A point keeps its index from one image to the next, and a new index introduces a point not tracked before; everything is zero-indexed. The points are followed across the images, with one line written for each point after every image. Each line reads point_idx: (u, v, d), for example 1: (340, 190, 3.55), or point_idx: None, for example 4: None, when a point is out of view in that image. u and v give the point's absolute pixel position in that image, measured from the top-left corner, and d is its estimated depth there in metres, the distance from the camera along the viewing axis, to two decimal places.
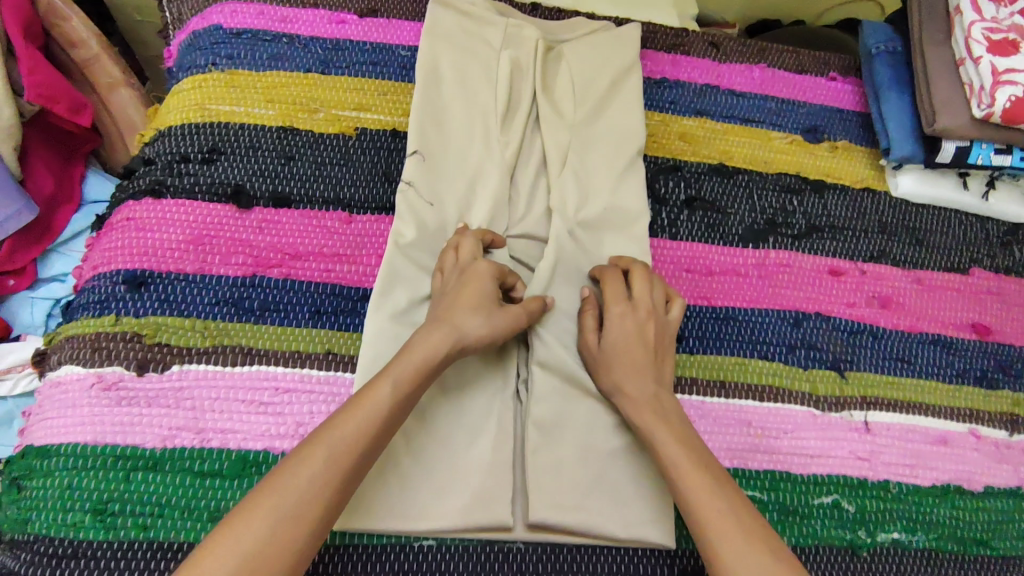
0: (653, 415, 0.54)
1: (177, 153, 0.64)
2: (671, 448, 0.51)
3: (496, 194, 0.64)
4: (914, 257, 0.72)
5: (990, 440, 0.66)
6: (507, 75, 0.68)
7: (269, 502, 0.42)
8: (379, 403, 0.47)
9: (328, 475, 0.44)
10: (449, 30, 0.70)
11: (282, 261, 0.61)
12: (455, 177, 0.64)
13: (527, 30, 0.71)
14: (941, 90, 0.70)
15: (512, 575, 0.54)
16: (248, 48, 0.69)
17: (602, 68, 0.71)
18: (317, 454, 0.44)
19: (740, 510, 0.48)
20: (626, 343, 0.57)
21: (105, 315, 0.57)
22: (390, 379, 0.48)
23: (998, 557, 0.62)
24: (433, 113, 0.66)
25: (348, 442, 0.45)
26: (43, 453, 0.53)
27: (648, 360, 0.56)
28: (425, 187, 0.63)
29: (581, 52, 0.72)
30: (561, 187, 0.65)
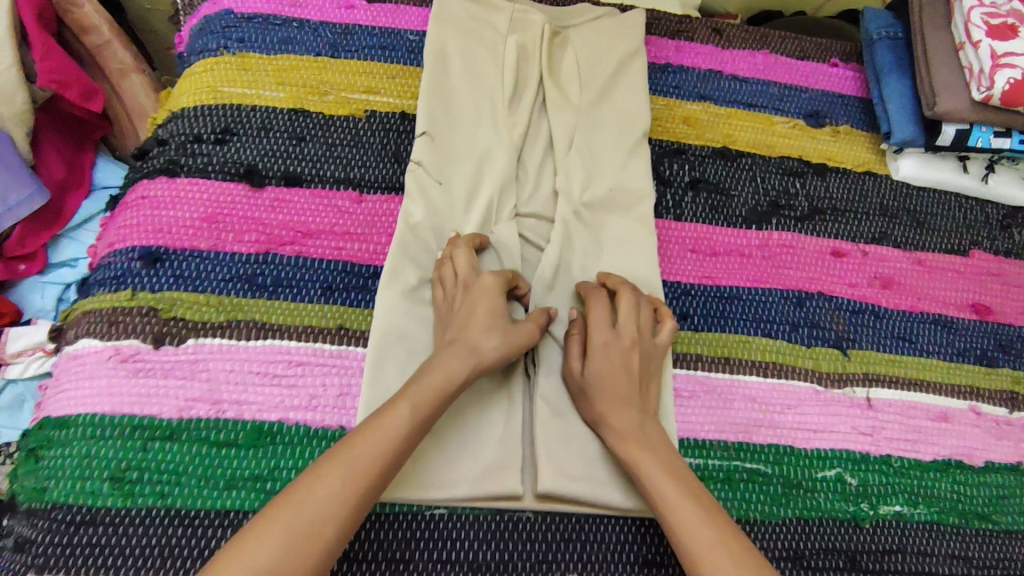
0: (639, 446, 0.53)
1: (190, 134, 0.65)
2: (655, 480, 0.51)
3: (503, 175, 0.65)
4: (914, 239, 0.73)
5: (990, 416, 0.67)
6: (514, 60, 0.69)
7: (283, 521, 0.42)
8: (398, 424, 0.48)
9: (347, 491, 0.45)
10: (456, 15, 0.71)
11: (294, 238, 0.62)
12: (462, 161, 0.65)
13: (534, 15, 0.72)
14: (941, 74, 0.71)
15: (521, 543, 0.55)
16: (259, 33, 0.70)
17: (608, 53, 0.72)
18: (335, 473, 0.45)
19: (733, 542, 0.48)
20: (610, 375, 0.55)
21: (122, 290, 0.58)
22: (409, 402, 0.49)
23: (1000, 530, 0.63)
24: (441, 98, 0.67)
25: (367, 461, 0.46)
26: (60, 424, 0.54)
27: (633, 391, 0.55)
28: (435, 167, 0.64)
29: (587, 37, 0.73)
30: (567, 169, 0.66)
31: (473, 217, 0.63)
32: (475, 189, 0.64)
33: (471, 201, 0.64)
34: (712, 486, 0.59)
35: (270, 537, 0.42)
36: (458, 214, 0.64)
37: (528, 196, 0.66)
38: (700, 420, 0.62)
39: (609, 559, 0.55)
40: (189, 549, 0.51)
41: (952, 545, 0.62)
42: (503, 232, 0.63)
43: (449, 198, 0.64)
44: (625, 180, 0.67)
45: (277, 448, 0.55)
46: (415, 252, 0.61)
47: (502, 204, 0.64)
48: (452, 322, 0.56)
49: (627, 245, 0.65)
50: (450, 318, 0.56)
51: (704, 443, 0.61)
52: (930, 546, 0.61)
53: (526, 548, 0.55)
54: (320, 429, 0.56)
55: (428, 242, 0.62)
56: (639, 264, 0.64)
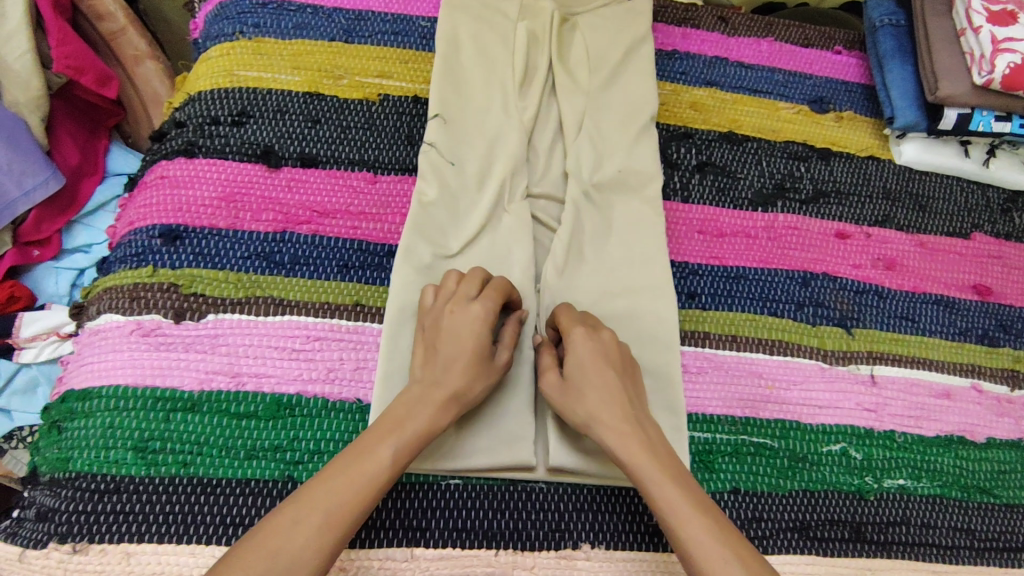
0: (639, 444, 0.50)
1: (207, 116, 0.66)
2: (655, 483, 0.48)
3: (514, 158, 0.66)
4: (917, 221, 0.75)
5: (991, 394, 0.69)
6: (524, 45, 0.70)
7: (269, 554, 0.41)
8: (381, 463, 0.47)
9: (329, 522, 0.44)
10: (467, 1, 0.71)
11: (311, 218, 0.63)
12: (472, 147, 0.66)
13: (544, 2, 0.72)
14: (943, 59, 0.72)
15: (534, 513, 0.56)
16: (274, 18, 0.71)
17: (617, 38, 0.73)
18: (317, 504, 0.44)
19: (746, 560, 0.44)
20: (591, 364, 0.53)
21: (143, 266, 0.60)
22: (391, 443, 0.48)
23: (1001, 504, 0.65)
24: (452, 85, 0.68)
25: (347, 501, 0.45)
26: (84, 396, 0.56)
27: (619, 385, 0.53)
28: (447, 148, 0.65)
29: (596, 22, 0.74)
30: (576, 151, 0.67)
31: (484, 200, 0.64)
32: (485, 176, 0.65)
33: (482, 185, 0.65)
34: (719, 458, 0.61)
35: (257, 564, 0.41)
36: (467, 200, 0.65)
37: (539, 178, 0.68)
38: (707, 396, 0.63)
39: (620, 529, 0.57)
40: (210, 517, 0.52)
41: (955, 517, 0.63)
42: (516, 212, 0.64)
43: (460, 180, 0.65)
44: (634, 162, 0.68)
45: (295, 420, 0.56)
46: (427, 229, 0.62)
47: (512, 186, 0.65)
48: (436, 353, 0.54)
49: (634, 227, 0.66)
50: (434, 348, 0.54)
51: (713, 418, 0.62)
52: (933, 519, 0.63)
53: (539, 516, 0.56)
54: (337, 402, 0.57)
55: (441, 225, 0.63)
56: (647, 244, 0.65)
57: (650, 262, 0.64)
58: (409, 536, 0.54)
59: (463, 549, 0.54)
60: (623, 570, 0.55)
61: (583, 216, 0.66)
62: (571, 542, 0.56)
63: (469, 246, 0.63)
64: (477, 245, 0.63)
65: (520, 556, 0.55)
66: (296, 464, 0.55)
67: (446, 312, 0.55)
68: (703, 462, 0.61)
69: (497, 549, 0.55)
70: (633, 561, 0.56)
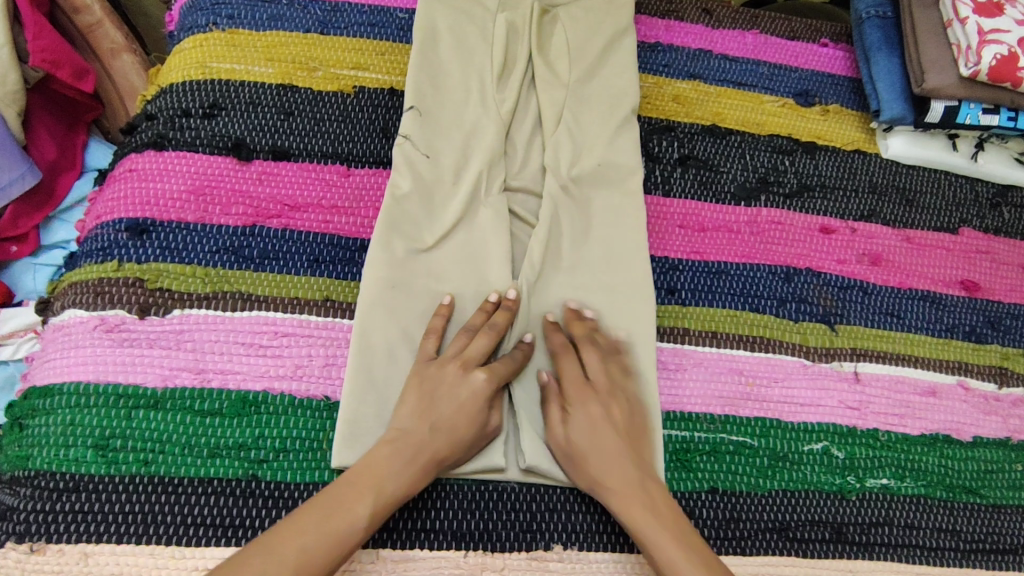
0: (643, 509, 0.51)
1: (178, 108, 0.65)
2: (658, 538, 0.50)
3: (494, 153, 0.64)
4: (903, 216, 0.73)
5: (978, 392, 0.67)
6: (503, 36, 0.68)
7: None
8: (357, 521, 0.48)
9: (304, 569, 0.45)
10: None
11: (281, 211, 0.62)
12: (454, 146, 0.65)
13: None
14: (929, 51, 0.71)
15: (506, 514, 0.55)
16: (248, 9, 0.69)
17: (599, 28, 0.71)
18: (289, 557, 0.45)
19: None
20: (597, 429, 0.54)
21: (108, 261, 0.58)
22: (371, 501, 0.49)
23: (987, 505, 0.63)
24: (430, 79, 0.66)
25: (319, 548, 0.46)
26: (45, 392, 0.54)
27: (622, 444, 0.54)
28: (422, 140, 0.64)
29: (578, 12, 0.72)
30: (555, 144, 0.66)
31: (461, 193, 0.63)
32: (469, 175, 0.64)
33: (462, 183, 0.63)
34: (697, 457, 0.60)
35: None
36: (450, 205, 0.63)
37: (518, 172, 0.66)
38: (685, 394, 0.62)
39: (594, 530, 0.55)
40: (172, 516, 0.51)
41: (940, 518, 0.62)
42: (494, 205, 0.63)
43: (437, 175, 0.63)
44: (613, 154, 0.67)
45: (261, 417, 0.55)
46: (404, 224, 0.61)
47: (490, 179, 0.64)
48: (430, 410, 0.53)
49: (613, 225, 0.64)
50: (430, 402, 0.53)
51: (691, 416, 0.61)
52: (917, 519, 0.61)
53: (510, 517, 0.55)
54: (305, 399, 0.56)
55: (416, 218, 0.61)
56: (629, 238, 0.64)
57: (630, 257, 0.63)
58: (378, 537, 0.53)
59: (432, 550, 0.53)
60: (597, 571, 0.54)
61: (561, 209, 0.64)
62: (542, 544, 0.54)
63: (444, 239, 0.61)
64: (455, 243, 0.62)
65: (489, 558, 0.53)
66: (262, 463, 0.54)
67: (450, 366, 0.54)
68: (680, 461, 0.59)
69: (466, 551, 0.53)
70: (608, 563, 0.55)
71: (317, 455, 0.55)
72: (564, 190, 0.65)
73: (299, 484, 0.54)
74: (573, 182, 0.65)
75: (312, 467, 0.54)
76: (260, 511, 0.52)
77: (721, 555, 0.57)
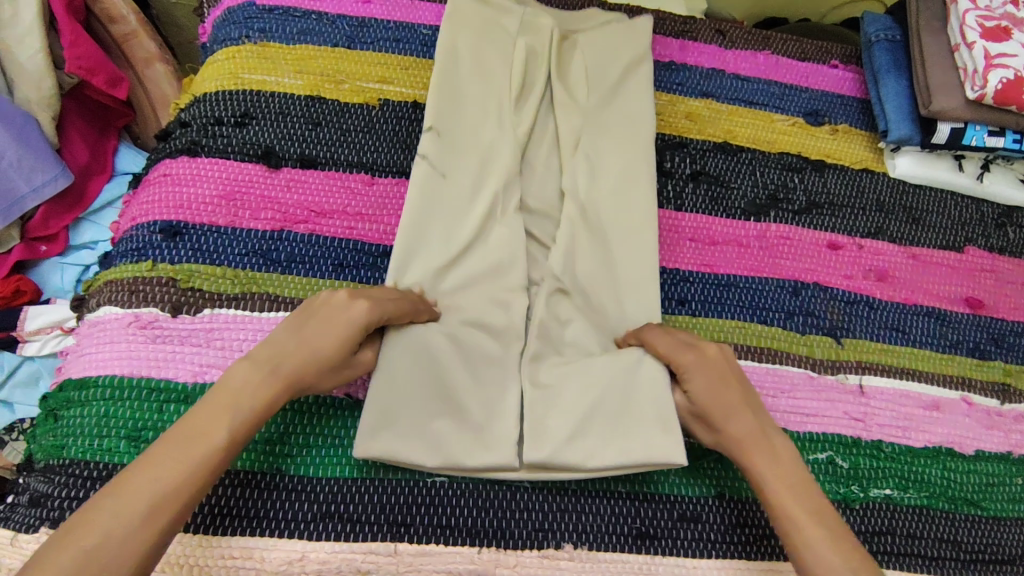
0: (770, 458, 0.52)
1: (211, 117, 0.68)
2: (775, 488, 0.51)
3: (510, 175, 0.67)
4: (910, 234, 0.75)
5: (981, 407, 0.69)
6: (522, 62, 0.70)
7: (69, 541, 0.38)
8: (212, 443, 0.44)
9: (160, 504, 0.41)
10: (468, 16, 0.72)
11: (308, 217, 0.65)
12: (471, 166, 0.66)
13: (545, 19, 0.73)
14: (937, 74, 0.73)
15: (519, 513, 0.57)
16: (279, 23, 0.72)
17: (615, 56, 0.73)
18: (136, 490, 0.41)
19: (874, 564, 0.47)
20: (712, 387, 0.54)
21: (143, 261, 0.61)
22: (229, 420, 0.45)
23: (988, 517, 0.65)
24: (451, 101, 0.68)
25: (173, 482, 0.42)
26: (81, 385, 0.57)
27: (738, 396, 0.54)
28: (439, 160, 0.66)
29: (594, 41, 0.73)
30: (571, 170, 0.68)
31: (479, 215, 0.65)
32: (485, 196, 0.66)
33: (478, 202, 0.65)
34: (706, 463, 0.61)
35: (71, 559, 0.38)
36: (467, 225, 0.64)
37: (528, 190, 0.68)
38: None
39: (604, 530, 0.57)
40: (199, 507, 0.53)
41: (942, 529, 0.63)
42: (509, 226, 0.65)
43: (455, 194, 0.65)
44: (627, 174, 0.68)
45: (287, 413, 0.57)
46: (421, 249, 0.63)
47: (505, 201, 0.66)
48: (306, 324, 0.51)
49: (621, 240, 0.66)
50: (307, 321, 0.51)
51: None
52: (919, 529, 0.63)
53: (523, 516, 0.57)
54: (327, 397, 0.58)
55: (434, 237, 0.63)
56: (642, 260, 0.65)
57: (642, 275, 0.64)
58: (395, 531, 0.55)
59: (448, 546, 0.55)
60: (606, 570, 0.56)
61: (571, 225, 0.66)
62: (554, 542, 0.56)
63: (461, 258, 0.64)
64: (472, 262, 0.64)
65: (502, 554, 0.55)
66: (287, 457, 0.56)
67: (339, 294, 0.53)
68: (688, 466, 0.61)
69: (480, 548, 0.55)
70: (615, 562, 0.57)
71: (337, 454, 0.57)
72: (573, 206, 0.67)
73: (321, 478, 0.56)
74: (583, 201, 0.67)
75: (334, 462, 0.56)
76: (275, 502, 0.54)
77: (727, 558, 0.58)
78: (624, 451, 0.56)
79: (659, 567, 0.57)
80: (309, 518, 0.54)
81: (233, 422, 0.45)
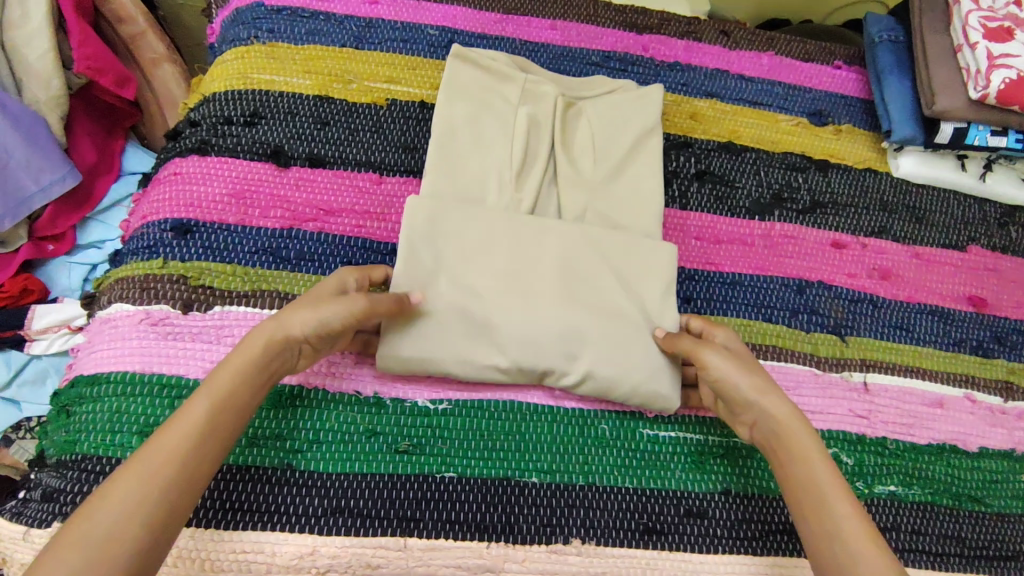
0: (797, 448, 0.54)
1: (220, 116, 0.68)
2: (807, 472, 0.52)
3: (514, 258, 0.61)
4: (913, 233, 0.76)
5: (984, 404, 0.69)
6: (523, 132, 0.67)
7: (77, 534, 0.41)
8: (192, 418, 0.47)
9: (146, 480, 0.43)
10: (466, 85, 0.68)
11: (317, 216, 0.65)
12: (475, 252, 0.61)
13: (547, 86, 0.70)
14: (939, 74, 0.74)
15: (525, 507, 0.57)
16: (288, 24, 0.73)
17: (622, 130, 0.69)
18: (127, 481, 0.43)
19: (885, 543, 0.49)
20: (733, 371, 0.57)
21: (154, 258, 0.62)
22: (205, 395, 0.48)
23: (992, 513, 0.65)
24: (448, 176, 0.65)
25: (159, 459, 0.44)
26: (92, 381, 0.57)
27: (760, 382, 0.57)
28: (434, 241, 0.61)
29: (602, 112, 0.70)
30: (572, 248, 0.63)
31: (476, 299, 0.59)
32: (492, 283, 0.60)
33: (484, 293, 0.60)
34: (711, 459, 0.62)
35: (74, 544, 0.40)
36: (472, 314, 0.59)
37: (540, 268, 0.61)
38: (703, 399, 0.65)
39: (611, 525, 0.58)
40: (210, 502, 0.54)
41: (946, 525, 0.64)
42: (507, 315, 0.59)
43: (459, 284, 0.60)
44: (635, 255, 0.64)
45: (298, 410, 0.58)
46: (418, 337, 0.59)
47: (515, 290, 0.60)
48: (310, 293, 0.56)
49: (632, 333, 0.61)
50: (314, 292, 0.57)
51: (708, 420, 0.64)
52: (924, 526, 0.63)
53: (531, 511, 0.57)
54: (336, 393, 0.59)
55: (440, 325, 0.59)
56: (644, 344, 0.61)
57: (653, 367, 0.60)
58: (403, 526, 0.55)
59: (456, 540, 0.55)
60: (614, 565, 0.56)
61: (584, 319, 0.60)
62: (562, 538, 0.57)
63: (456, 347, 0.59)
64: (481, 356, 0.59)
65: (511, 549, 0.55)
66: (296, 453, 0.57)
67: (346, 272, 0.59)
68: (695, 462, 0.62)
69: (488, 542, 0.56)
70: (623, 557, 0.57)
71: (346, 450, 0.57)
72: (584, 292, 0.61)
73: (330, 474, 0.56)
74: (593, 292, 0.62)
75: (342, 458, 0.57)
76: (284, 496, 0.55)
77: (735, 554, 0.59)
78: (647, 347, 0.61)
79: (666, 562, 0.57)
80: (318, 513, 0.55)
81: (211, 397, 0.48)
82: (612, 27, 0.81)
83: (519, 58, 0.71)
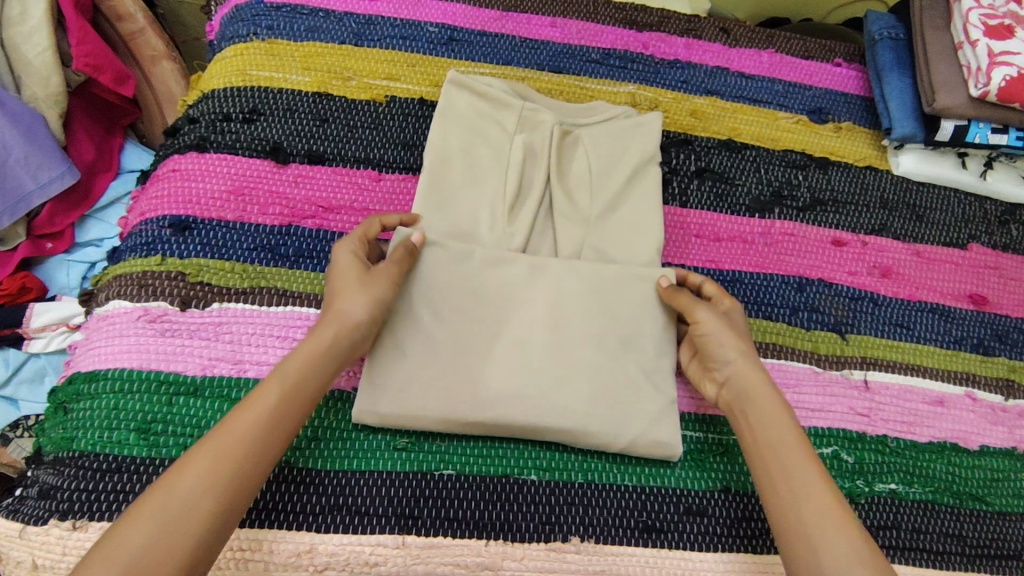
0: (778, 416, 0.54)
1: (219, 113, 0.68)
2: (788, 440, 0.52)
3: (504, 304, 0.60)
4: (913, 231, 0.75)
5: (985, 403, 0.69)
6: (519, 161, 0.67)
7: (155, 506, 0.42)
8: (264, 404, 0.48)
9: (218, 460, 0.45)
10: (461, 111, 0.68)
11: (316, 212, 0.65)
12: (464, 298, 0.60)
13: (545, 114, 0.69)
14: (940, 71, 0.73)
15: (524, 505, 0.57)
16: (287, 20, 0.73)
17: (619, 158, 0.69)
18: (203, 455, 0.45)
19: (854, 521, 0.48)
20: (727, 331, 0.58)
21: (152, 255, 0.61)
22: (276, 381, 0.49)
23: (993, 511, 0.65)
24: (438, 212, 0.64)
25: (230, 442, 0.46)
26: (89, 378, 0.57)
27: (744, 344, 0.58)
28: (423, 286, 0.60)
29: (601, 140, 0.69)
30: (564, 287, 0.61)
31: (461, 349, 0.58)
32: (483, 333, 0.59)
33: (473, 343, 0.59)
34: (710, 457, 0.62)
35: (150, 518, 0.42)
36: (459, 366, 0.58)
37: (530, 316, 0.60)
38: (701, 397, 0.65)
39: (611, 524, 0.57)
40: None
41: (946, 523, 0.63)
42: (497, 366, 0.58)
43: (446, 331, 0.59)
44: (626, 302, 0.62)
45: None
46: (405, 385, 0.57)
47: (507, 341, 0.59)
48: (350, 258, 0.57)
49: (625, 382, 0.60)
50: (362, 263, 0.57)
51: (707, 418, 0.64)
52: (926, 524, 0.63)
53: (530, 509, 0.57)
54: (336, 392, 0.59)
55: (428, 379, 0.57)
56: (640, 405, 0.59)
57: (648, 418, 0.59)
58: (402, 524, 0.55)
59: (455, 539, 0.55)
60: (613, 563, 0.56)
61: (574, 371, 0.59)
62: (561, 535, 0.56)
63: (447, 402, 0.56)
64: (468, 413, 0.56)
65: (510, 547, 0.55)
66: (298, 450, 0.56)
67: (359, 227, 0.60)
68: (695, 460, 0.62)
69: (488, 540, 0.55)
70: (622, 555, 0.57)
71: (346, 447, 0.57)
72: (575, 340, 0.60)
73: (332, 472, 0.56)
74: (587, 343, 0.60)
75: (342, 456, 0.57)
76: (285, 495, 0.55)
77: (733, 552, 0.58)
78: (650, 420, 0.59)
79: (666, 560, 0.57)
80: (320, 510, 0.54)
81: (281, 383, 0.49)
82: (611, 24, 0.81)
83: (517, 85, 0.71)
